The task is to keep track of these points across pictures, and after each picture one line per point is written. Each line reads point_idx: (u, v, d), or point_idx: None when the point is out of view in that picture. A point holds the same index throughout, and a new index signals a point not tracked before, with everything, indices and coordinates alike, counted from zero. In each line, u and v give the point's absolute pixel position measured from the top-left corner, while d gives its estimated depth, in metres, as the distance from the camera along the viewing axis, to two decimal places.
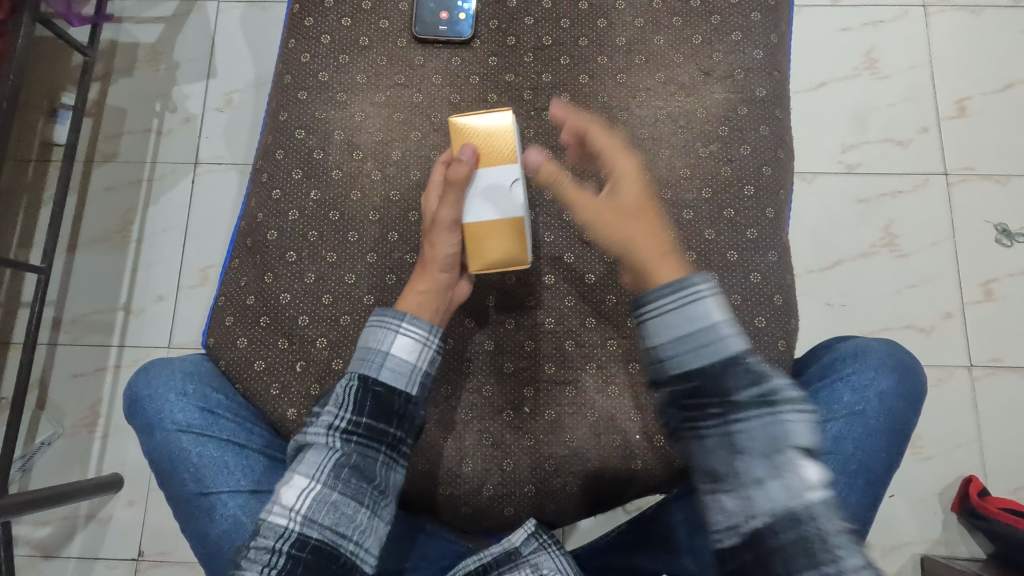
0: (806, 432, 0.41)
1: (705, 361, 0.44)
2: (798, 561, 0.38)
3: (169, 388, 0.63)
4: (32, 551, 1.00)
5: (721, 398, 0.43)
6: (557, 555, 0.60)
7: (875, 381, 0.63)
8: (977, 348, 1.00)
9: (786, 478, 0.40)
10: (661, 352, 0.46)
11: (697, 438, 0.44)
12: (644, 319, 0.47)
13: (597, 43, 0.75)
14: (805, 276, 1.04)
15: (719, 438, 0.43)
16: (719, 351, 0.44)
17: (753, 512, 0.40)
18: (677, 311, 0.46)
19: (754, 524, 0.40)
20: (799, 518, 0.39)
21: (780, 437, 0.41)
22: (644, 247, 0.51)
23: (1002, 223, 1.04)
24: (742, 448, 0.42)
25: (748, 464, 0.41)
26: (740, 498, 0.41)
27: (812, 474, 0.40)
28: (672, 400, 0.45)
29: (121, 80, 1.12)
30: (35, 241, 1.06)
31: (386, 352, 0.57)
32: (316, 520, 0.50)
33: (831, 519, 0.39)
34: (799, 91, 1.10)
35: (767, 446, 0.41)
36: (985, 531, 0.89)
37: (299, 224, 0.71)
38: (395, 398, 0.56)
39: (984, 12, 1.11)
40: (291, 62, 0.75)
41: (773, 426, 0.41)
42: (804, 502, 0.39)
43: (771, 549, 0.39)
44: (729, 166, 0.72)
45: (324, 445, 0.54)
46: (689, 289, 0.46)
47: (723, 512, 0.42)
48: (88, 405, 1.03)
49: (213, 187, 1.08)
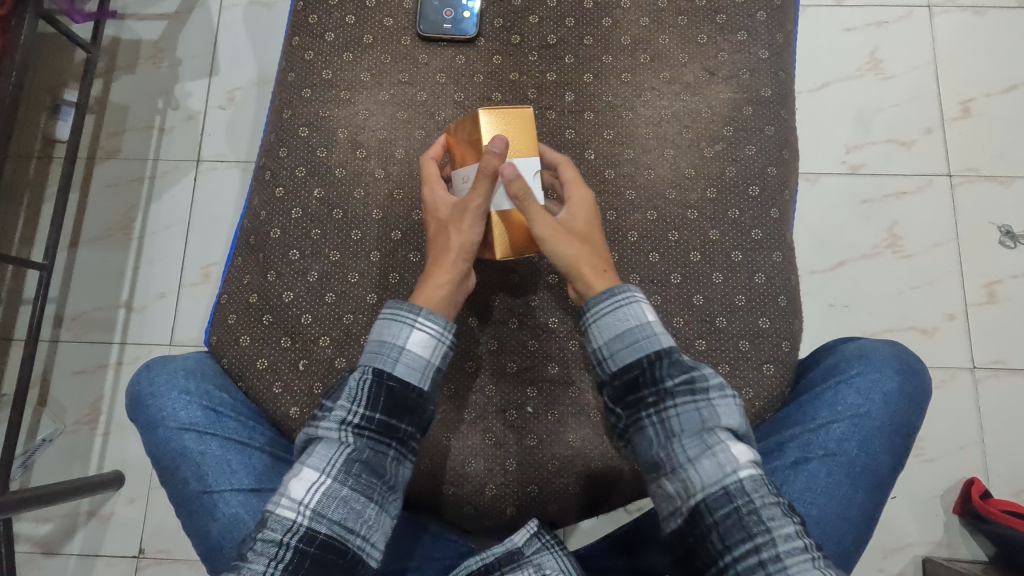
0: (728, 417, 0.53)
1: (640, 354, 0.57)
2: (731, 528, 0.48)
3: (172, 385, 0.63)
4: (33, 548, 1.00)
5: (654, 389, 0.55)
6: (560, 556, 0.59)
7: (880, 383, 0.63)
8: (980, 350, 1.00)
9: (719, 465, 0.50)
10: (612, 351, 0.58)
11: (641, 432, 0.55)
12: (588, 326, 0.59)
13: (602, 42, 0.75)
14: (808, 277, 1.04)
15: (659, 429, 0.54)
16: (649, 345, 0.57)
17: (692, 490, 0.50)
18: (627, 318, 0.58)
19: (695, 501, 0.50)
20: (729, 491, 0.49)
21: (706, 424, 0.53)
22: (582, 265, 0.61)
23: (1006, 224, 1.04)
24: (678, 435, 0.53)
25: (690, 460, 0.51)
26: (682, 486, 0.51)
27: (737, 452, 0.51)
28: (617, 399, 0.57)
29: (123, 77, 1.11)
30: (37, 238, 1.06)
31: (402, 346, 0.58)
32: (325, 515, 0.50)
33: (756, 488, 0.49)
34: (802, 91, 1.10)
35: (699, 442, 0.52)
36: (987, 533, 0.89)
37: (303, 222, 0.71)
38: (409, 393, 0.56)
39: (990, 13, 1.11)
40: (294, 59, 0.75)
41: (704, 428, 0.52)
42: (731, 475, 0.49)
43: (708, 526, 0.49)
44: (733, 167, 0.71)
45: (335, 440, 0.53)
46: (621, 298, 0.59)
47: (677, 500, 0.51)
48: (89, 402, 1.03)
49: (215, 185, 1.08)
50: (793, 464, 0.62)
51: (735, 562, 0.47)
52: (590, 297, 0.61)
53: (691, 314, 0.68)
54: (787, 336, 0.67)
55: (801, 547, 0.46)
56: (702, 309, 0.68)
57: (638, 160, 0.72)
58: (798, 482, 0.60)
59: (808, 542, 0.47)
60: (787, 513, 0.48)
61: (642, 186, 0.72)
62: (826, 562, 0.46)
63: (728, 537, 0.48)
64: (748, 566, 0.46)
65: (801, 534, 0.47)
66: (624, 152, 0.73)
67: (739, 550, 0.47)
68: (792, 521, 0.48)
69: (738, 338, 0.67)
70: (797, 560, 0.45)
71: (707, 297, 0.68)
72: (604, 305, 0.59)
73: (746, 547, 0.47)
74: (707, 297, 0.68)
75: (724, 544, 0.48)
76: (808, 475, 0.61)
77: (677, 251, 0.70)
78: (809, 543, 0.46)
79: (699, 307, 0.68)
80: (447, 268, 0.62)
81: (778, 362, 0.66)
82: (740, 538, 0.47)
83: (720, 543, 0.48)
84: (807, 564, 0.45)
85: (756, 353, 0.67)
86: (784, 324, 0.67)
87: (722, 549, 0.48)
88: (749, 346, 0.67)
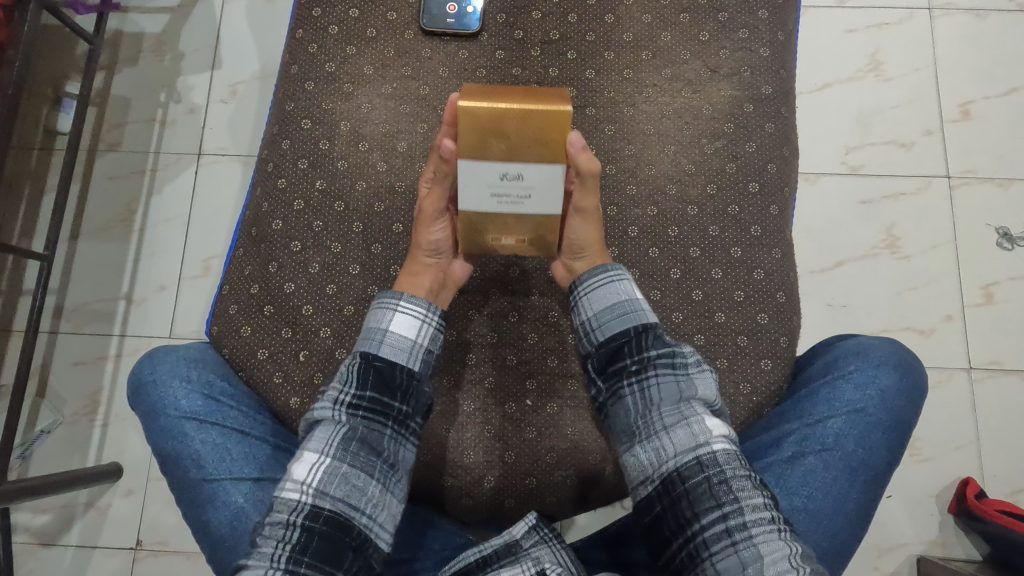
0: (704, 389, 0.58)
1: (628, 325, 0.60)
2: (701, 497, 0.52)
3: (174, 374, 0.63)
4: (31, 539, 1.00)
5: (637, 359, 0.59)
6: (558, 551, 0.59)
7: (876, 379, 0.64)
8: (977, 350, 1.01)
9: (694, 434, 0.55)
10: (613, 325, 0.61)
11: (620, 400, 0.59)
12: (580, 299, 0.63)
13: (604, 38, 0.75)
14: (806, 277, 1.04)
15: (638, 398, 0.58)
16: (638, 318, 0.61)
17: (666, 458, 0.55)
18: (627, 299, 0.62)
19: (666, 470, 0.54)
20: (702, 462, 0.53)
21: (683, 396, 0.57)
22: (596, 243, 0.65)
23: (1004, 227, 1.04)
24: (657, 405, 0.57)
25: (668, 433, 0.55)
26: (654, 454, 0.55)
27: (713, 425, 0.55)
28: (599, 368, 0.61)
29: (125, 70, 1.12)
30: (38, 229, 1.07)
31: (385, 329, 0.60)
32: (327, 492, 0.52)
33: (729, 462, 0.53)
34: (801, 92, 1.10)
35: (674, 413, 0.56)
36: (982, 532, 0.90)
37: (304, 215, 0.71)
38: (396, 371, 0.58)
39: (990, 16, 1.11)
40: (298, 52, 0.75)
41: (683, 400, 0.57)
42: (704, 446, 0.54)
43: (680, 493, 0.53)
44: (734, 164, 0.72)
45: (331, 420, 0.56)
46: (612, 274, 0.63)
47: (649, 467, 0.55)
48: (89, 393, 1.03)
49: (217, 179, 1.09)
50: (790, 458, 0.62)
51: (703, 529, 0.51)
52: (582, 274, 0.65)
53: (691, 309, 0.68)
54: (786, 333, 0.68)
55: (768, 517, 0.50)
56: (702, 304, 0.69)
57: (640, 156, 0.73)
58: (795, 477, 0.61)
59: (776, 514, 0.50)
60: (757, 486, 0.52)
61: (643, 182, 0.72)
62: (791, 535, 0.49)
63: (698, 505, 0.52)
64: (716, 533, 0.50)
65: (769, 506, 0.50)
66: (626, 148, 0.73)
67: (708, 518, 0.51)
68: (761, 493, 0.51)
69: (737, 333, 0.68)
70: (763, 530, 0.49)
71: (706, 292, 0.69)
72: (598, 278, 0.63)
73: (715, 516, 0.51)
74: (706, 293, 0.69)
75: (694, 512, 0.52)
76: (805, 470, 0.61)
77: (677, 247, 0.70)
78: (775, 515, 0.50)
79: (699, 302, 0.69)
80: (414, 261, 0.65)
81: (778, 358, 0.66)
82: (710, 507, 0.51)
83: (691, 511, 0.52)
84: (773, 535, 0.49)
85: (755, 348, 0.67)
86: (782, 320, 0.68)
87: (692, 516, 0.52)
88: (748, 342, 0.67)
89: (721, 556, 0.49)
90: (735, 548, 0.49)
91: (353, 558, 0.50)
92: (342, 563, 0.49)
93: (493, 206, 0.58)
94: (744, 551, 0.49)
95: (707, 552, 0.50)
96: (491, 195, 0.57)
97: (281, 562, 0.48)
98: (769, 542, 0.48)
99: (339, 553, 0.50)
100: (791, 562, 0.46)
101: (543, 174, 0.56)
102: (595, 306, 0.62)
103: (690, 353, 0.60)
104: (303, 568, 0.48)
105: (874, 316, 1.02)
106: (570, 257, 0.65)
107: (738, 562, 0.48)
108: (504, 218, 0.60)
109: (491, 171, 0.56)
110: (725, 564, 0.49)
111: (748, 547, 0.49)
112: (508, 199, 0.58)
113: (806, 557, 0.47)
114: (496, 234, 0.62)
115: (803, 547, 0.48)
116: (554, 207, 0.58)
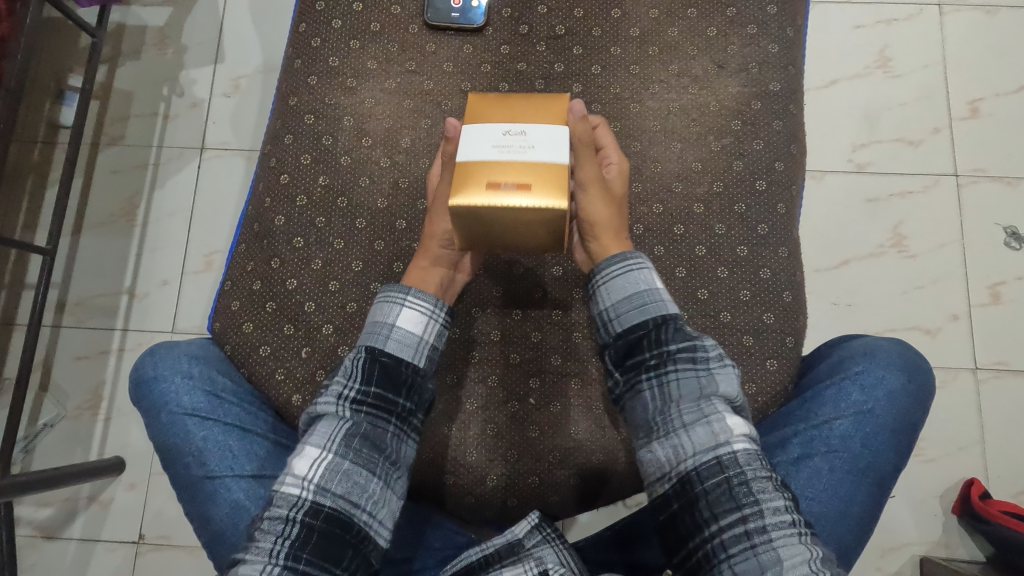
0: (726, 386, 0.56)
1: (646, 317, 0.59)
2: (720, 499, 0.51)
3: (176, 370, 0.63)
4: (33, 532, 1.00)
5: (657, 352, 0.58)
6: (560, 550, 0.59)
7: (884, 381, 0.63)
8: (983, 351, 1.00)
9: (713, 430, 0.54)
10: (634, 319, 0.60)
11: (639, 395, 0.58)
12: (597, 288, 0.62)
13: (610, 33, 0.75)
14: (811, 275, 1.03)
15: (657, 393, 0.57)
16: (656, 309, 0.60)
17: (684, 456, 0.54)
18: (646, 291, 0.60)
19: (685, 469, 0.53)
20: (723, 462, 0.52)
21: (704, 392, 0.56)
22: (611, 228, 0.63)
23: (1012, 226, 1.03)
24: (677, 401, 0.56)
25: (691, 431, 0.54)
26: (674, 450, 0.55)
27: (734, 424, 0.54)
28: (616, 360, 0.60)
29: (128, 63, 1.11)
30: (40, 223, 1.06)
31: (393, 324, 0.59)
32: (329, 489, 0.52)
33: (750, 462, 0.52)
34: (808, 89, 1.09)
35: (691, 411, 0.56)
36: (985, 533, 0.89)
37: (307, 209, 0.70)
38: (403, 368, 0.58)
39: (1000, 12, 1.10)
40: (301, 46, 0.75)
41: (707, 395, 0.56)
42: (724, 446, 0.53)
43: (698, 493, 0.52)
44: (741, 161, 0.71)
45: (334, 415, 0.55)
46: (631, 262, 0.62)
47: (672, 458, 0.55)
48: (91, 387, 1.03)
49: (220, 172, 1.08)
50: (795, 459, 0.62)
51: (720, 531, 0.50)
52: (600, 260, 0.63)
53: (695, 308, 0.68)
54: (792, 334, 0.67)
55: (788, 521, 0.49)
56: (707, 303, 0.68)
57: (645, 153, 0.72)
58: (800, 478, 0.60)
59: (797, 517, 0.50)
60: (778, 488, 0.51)
61: (649, 179, 0.71)
62: (811, 538, 0.49)
63: (717, 506, 0.51)
64: (733, 535, 0.50)
65: (790, 509, 0.50)
66: (632, 145, 0.72)
67: (727, 519, 0.50)
68: (782, 496, 0.51)
69: (742, 333, 0.67)
70: (783, 533, 0.49)
71: (712, 291, 0.68)
72: (617, 268, 0.61)
73: (735, 517, 0.50)
74: (712, 292, 0.68)
75: (712, 513, 0.51)
76: (812, 470, 0.61)
77: (683, 246, 0.69)
78: (796, 518, 0.50)
79: (704, 301, 0.68)
80: (426, 254, 0.63)
81: (784, 358, 0.66)
82: (728, 509, 0.51)
83: (708, 512, 0.51)
84: (793, 539, 0.48)
85: (760, 348, 0.67)
86: (788, 319, 0.67)
87: (710, 517, 0.51)
88: (754, 342, 0.67)
89: (739, 559, 0.49)
90: (753, 551, 0.49)
91: (352, 556, 0.50)
92: (340, 561, 0.49)
93: (494, 155, 0.53)
94: (763, 554, 0.48)
95: (725, 553, 0.50)
96: (493, 148, 0.53)
97: (280, 558, 0.48)
98: (789, 546, 0.48)
99: (339, 550, 0.50)
100: (811, 567, 0.46)
101: (547, 130, 0.54)
102: (618, 296, 0.61)
103: (711, 345, 0.58)
104: (302, 565, 0.48)
105: (879, 314, 1.01)
106: (587, 237, 0.63)
107: (757, 565, 0.48)
108: (507, 170, 0.52)
109: (492, 130, 0.54)
110: (743, 567, 0.49)
111: (768, 550, 0.48)
112: (512, 150, 0.53)
113: (827, 562, 0.47)
114: (496, 178, 0.52)
115: (823, 551, 0.48)
116: (561, 155, 0.53)
